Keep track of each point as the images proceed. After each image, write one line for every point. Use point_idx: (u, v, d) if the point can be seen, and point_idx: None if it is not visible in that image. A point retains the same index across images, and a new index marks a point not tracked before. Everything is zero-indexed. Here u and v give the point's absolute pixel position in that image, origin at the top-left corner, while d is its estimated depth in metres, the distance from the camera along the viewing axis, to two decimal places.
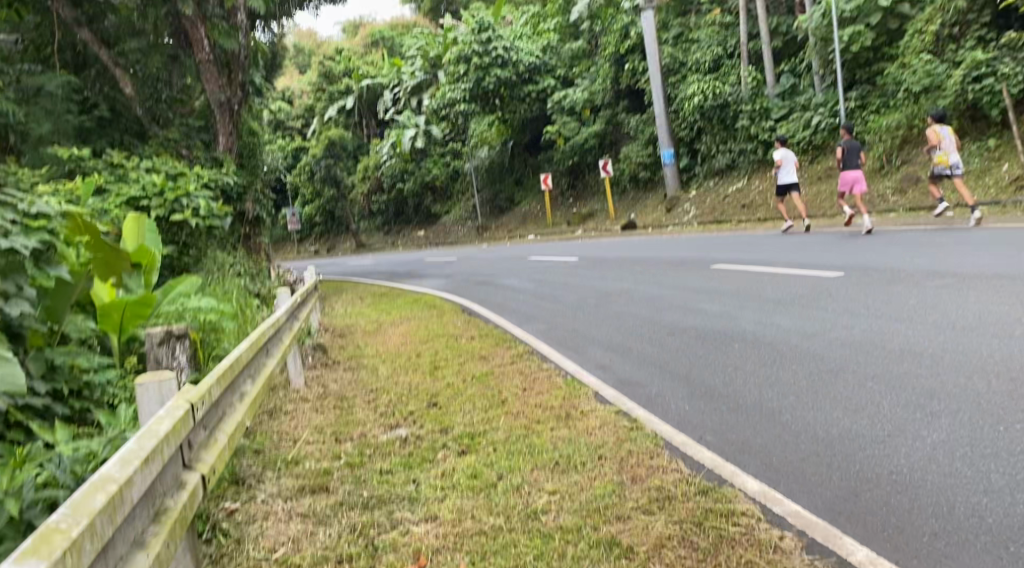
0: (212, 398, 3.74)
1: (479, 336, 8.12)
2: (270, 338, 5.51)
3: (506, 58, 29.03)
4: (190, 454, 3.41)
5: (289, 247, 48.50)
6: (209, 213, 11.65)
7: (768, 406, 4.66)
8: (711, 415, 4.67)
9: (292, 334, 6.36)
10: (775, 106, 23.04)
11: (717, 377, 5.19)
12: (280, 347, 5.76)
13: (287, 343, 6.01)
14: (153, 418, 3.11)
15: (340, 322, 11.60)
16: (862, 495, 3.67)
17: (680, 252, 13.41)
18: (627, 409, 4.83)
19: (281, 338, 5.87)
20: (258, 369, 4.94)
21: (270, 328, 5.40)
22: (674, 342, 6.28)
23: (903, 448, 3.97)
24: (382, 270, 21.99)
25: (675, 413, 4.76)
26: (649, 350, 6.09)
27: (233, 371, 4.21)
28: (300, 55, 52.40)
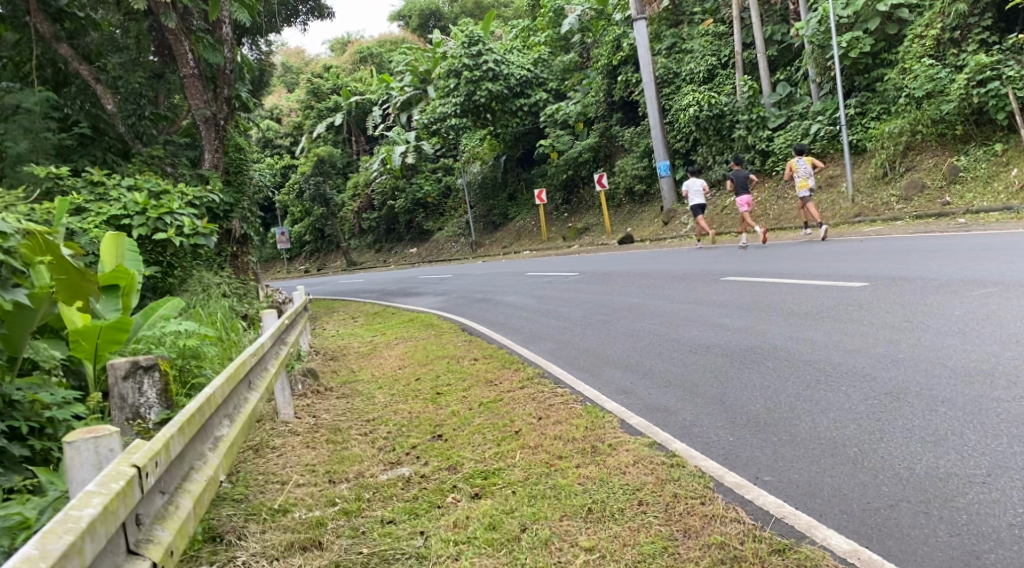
0: (169, 456, 3.33)
1: (481, 357, 7.58)
2: (253, 368, 4.95)
3: (497, 71, 28.40)
4: (134, 537, 3.03)
5: (278, 267, 47.79)
6: (194, 230, 11.08)
7: (829, 437, 4.13)
8: (765, 448, 4.12)
9: (279, 360, 5.79)
10: (772, 115, 22.62)
11: (761, 402, 4.64)
12: (264, 378, 5.19)
13: (271, 371, 5.44)
14: (71, 507, 2.75)
15: (333, 343, 11.05)
16: (976, 556, 3.16)
17: (686, 265, 12.96)
18: (663, 442, 4.27)
19: (264, 366, 5.31)
20: (235, 405, 4.42)
21: (251, 357, 4.84)
22: (699, 361, 5.73)
23: (1011, 493, 3.46)
24: (374, 288, 21.46)
25: (721, 446, 4.21)
26: (677, 370, 5.55)
27: (201, 415, 3.71)
28: (288, 74, 51.95)
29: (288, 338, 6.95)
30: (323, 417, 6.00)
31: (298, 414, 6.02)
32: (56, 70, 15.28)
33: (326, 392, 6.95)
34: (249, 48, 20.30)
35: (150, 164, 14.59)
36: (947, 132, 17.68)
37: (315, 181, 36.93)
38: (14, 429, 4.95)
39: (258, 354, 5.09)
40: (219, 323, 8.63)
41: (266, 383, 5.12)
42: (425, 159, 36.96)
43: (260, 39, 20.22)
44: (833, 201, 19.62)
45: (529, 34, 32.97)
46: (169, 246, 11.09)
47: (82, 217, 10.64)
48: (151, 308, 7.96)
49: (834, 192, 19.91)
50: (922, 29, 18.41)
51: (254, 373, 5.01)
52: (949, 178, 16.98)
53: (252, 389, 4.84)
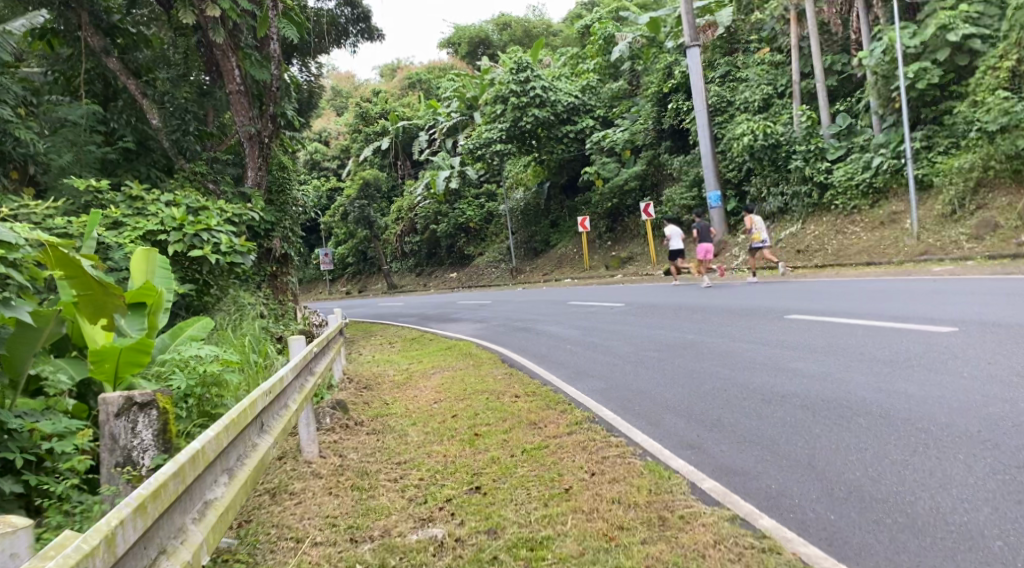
0: (117, 551, 2.87)
1: (525, 394, 6.98)
2: (267, 407, 4.42)
3: (544, 97, 28.03)
4: None
5: (319, 289, 47.74)
6: (231, 248, 10.66)
7: (954, 525, 3.50)
8: (873, 535, 3.52)
9: (303, 393, 5.27)
10: (830, 147, 21.94)
11: (860, 472, 4.02)
12: (282, 418, 4.66)
13: (291, 407, 4.90)
14: None
15: (369, 369, 10.53)
16: None
17: (741, 299, 12.30)
18: (749, 520, 3.68)
19: (283, 402, 4.78)
20: (240, 455, 3.90)
21: (263, 397, 4.30)
22: (776, 413, 5.11)
23: None
24: (414, 312, 21.00)
25: (820, 530, 3.60)
26: (750, 423, 4.91)
27: (178, 492, 3.24)
28: (338, 98, 52.22)
29: (318, 367, 6.39)
30: (350, 457, 5.44)
31: (323, 452, 5.49)
32: (106, 85, 15.16)
33: (358, 426, 6.39)
34: (299, 69, 20.11)
35: (193, 181, 14.30)
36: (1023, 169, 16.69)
37: (360, 204, 36.74)
38: (9, 462, 4.50)
39: (275, 390, 4.55)
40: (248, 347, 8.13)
41: (283, 424, 4.58)
42: (468, 184, 36.66)
43: (311, 59, 20.05)
44: (895, 237, 18.74)
45: (578, 61, 32.63)
46: (205, 263, 10.69)
47: (119, 232, 10.23)
48: (179, 328, 7.55)
49: (896, 229, 19.05)
50: (995, 60, 17.61)
51: (270, 413, 4.48)
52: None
53: (265, 432, 4.32)
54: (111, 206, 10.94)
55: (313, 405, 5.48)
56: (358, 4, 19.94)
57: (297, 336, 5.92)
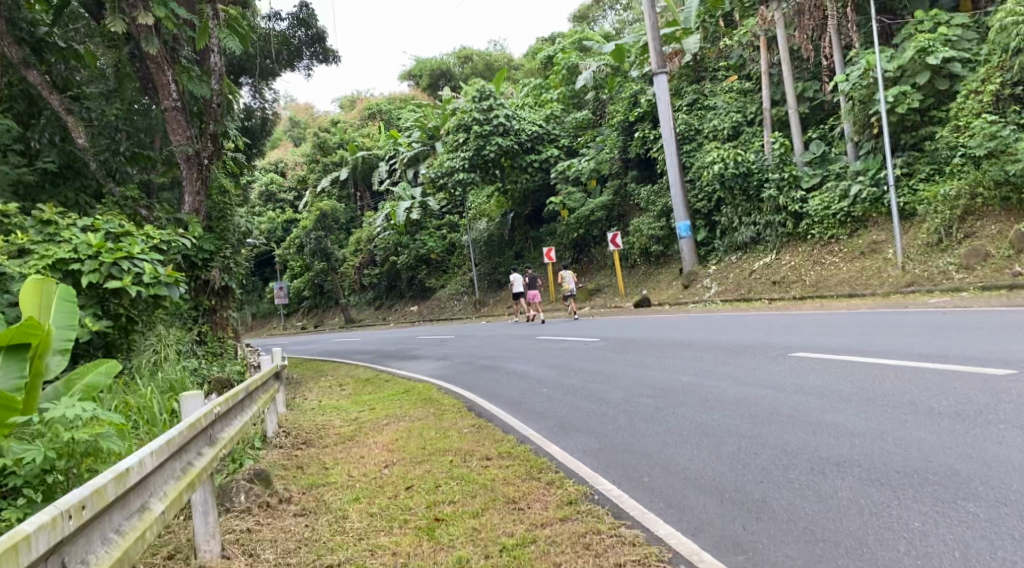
0: None
1: (498, 456, 5.66)
2: (69, 541, 3.06)
3: (507, 126, 26.94)
4: None
5: (273, 323, 45.76)
6: (154, 279, 8.64)
7: None
8: None
9: (185, 480, 3.92)
10: (805, 175, 21.01)
11: None
12: (113, 544, 3.29)
13: (146, 517, 3.53)
14: None
15: (308, 418, 9.07)
16: None
17: (732, 334, 11.11)
18: None
19: (123, 514, 3.41)
20: None
21: (48, 532, 2.95)
22: (840, 490, 3.93)
23: None
24: (369, 349, 19.46)
25: None
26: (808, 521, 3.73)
27: None
28: (294, 128, 50.60)
29: (230, 429, 4.95)
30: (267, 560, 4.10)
31: (227, 550, 4.18)
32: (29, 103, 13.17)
33: (286, 504, 5.00)
34: (250, 96, 18.59)
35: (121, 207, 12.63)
36: (1011, 196, 15.91)
37: (315, 235, 35.07)
38: None
39: (95, 503, 3.18)
40: (147, 409, 6.44)
41: (108, 556, 3.21)
42: (430, 215, 35.44)
43: (262, 84, 18.50)
44: (878, 267, 17.81)
45: (541, 91, 31.63)
46: (124, 297, 8.68)
47: (22, 262, 8.33)
48: (78, 371, 6.09)
49: (878, 259, 18.14)
50: (977, 84, 16.95)
51: (79, 546, 3.12)
52: (1016, 247, 15.16)
53: None
54: (13, 231, 9.06)
55: (213, 484, 4.17)
56: (311, 24, 18.26)
57: (191, 395, 4.50)
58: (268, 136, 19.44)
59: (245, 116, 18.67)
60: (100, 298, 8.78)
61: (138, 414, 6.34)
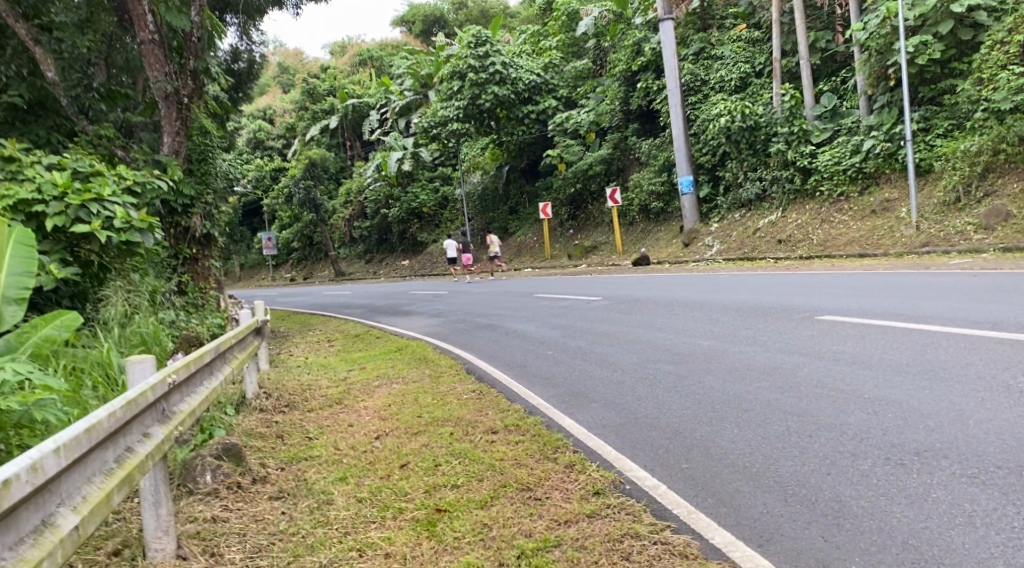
0: None
1: (503, 430, 5.00)
2: None
3: (504, 74, 25.83)
4: None
5: (260, 275, 44.89)
6: (127, 224, 7.49)
7: None
8: None
9: (111, 478, 3.17)
10: (815, 129, 20.17)
11: None
12: None
13: (47, 539, 2.80)
14: None
15: (294, 377, 8.37)
16: None
17: (747, 295, 10.41)
18: None
19: (8, 541, 2.69)
20: None
21: None
22: (921, 506, 3.27)
23: None
24: (360, 303, 18.71)
25: None
26: (903, 536, 3.12)
27: None
28: (284, 74, 49.04)
29: (190, 398, 4.19)
30: (232, 562, 3.48)
31: (184, 549, 3.57)
32: None
33: (261, 485, 4.32)
34: (236, 37, 17.00)
35: (95, 147, 11.49)
36: None
37: (305, 184, 34.18)
38: None
39: None
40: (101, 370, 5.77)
41: None
42: (422, 166, 34.53)
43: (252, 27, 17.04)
44: (890, 227, 17.05)
45: (538, 39, 30.40)
46: (93, 242, 7.60)
47: None
48: (33, 323, 5.34)
49: (889, 219, 17.38)
50: (1004, 34, 16.09)
51: None
52: None
53: None
54: None
55: (160, 473, 3.48)
56: None
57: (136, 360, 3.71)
58: (254, 79, 18.35)
59: (230, 58, 17.41)
60: (69, 243, 7.76)
61: (94, 377, 5.67)
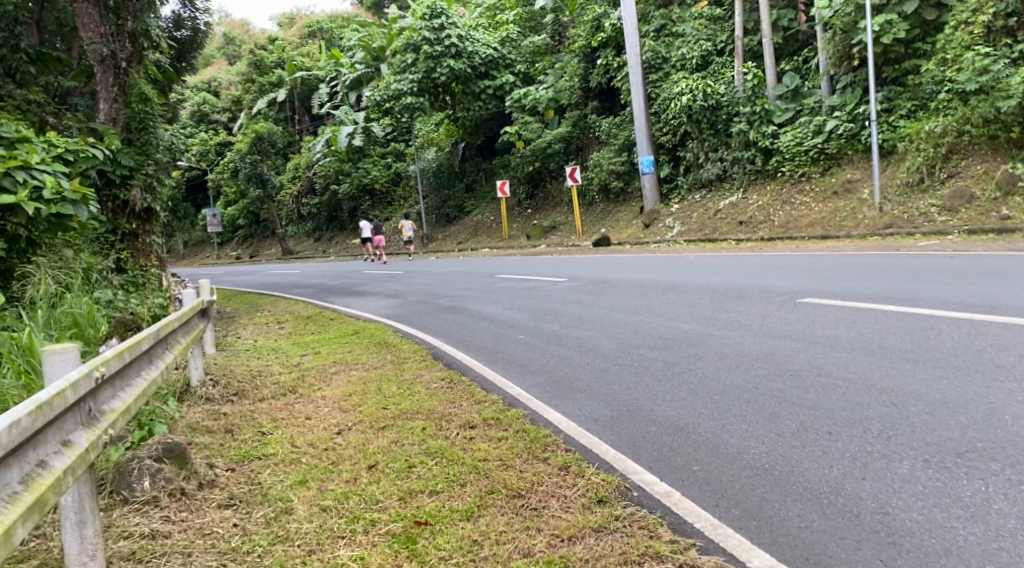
0: None
1: (483, 425, 4.53)
2: None
3: (461, 48, 25.18)
4: None
5: (206, 253, 43.52)
6: (58, 195, 6.59)
7: None
8: None
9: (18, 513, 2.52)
10: (777, 109, 19.85)
11: None
12: None
13: None
14: None
15: (242, 363, 7.74)
16: None
17: (720, 277, 10.04)
18: None
19: None
20: None
21: None
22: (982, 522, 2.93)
23: None
24: (312, 282, 17.96)
25: None
26: (976, 560, 2.76)
27: None
28: (230, 44, 47.33)
29: (121, 400, 3.57)
30: None
31: None
32: None
33: (209, 490, 3.79)
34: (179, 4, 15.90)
35: (24, 112, 10.27)
36: (1000, 135, 15.08)
37: (253, 159, 33.12)
38: None
39: None
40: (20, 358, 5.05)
41: None
42: (375, 143, 33.62)
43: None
44: (853, 209, 16.87)
45: (495, 13, 29.62)
46: (21, 215, 6.67)
47: None
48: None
49: (852, 200, 17.20)
50: (969, 14, 15.96)
51: None
52: (1003, 189, 14.42)
53: None
54: None
55: (87, 483, 3.04)
56: None
57: (54, 349, 3.07)
58: (198, 47, 17.29)
59: (173, 26, 16.40)
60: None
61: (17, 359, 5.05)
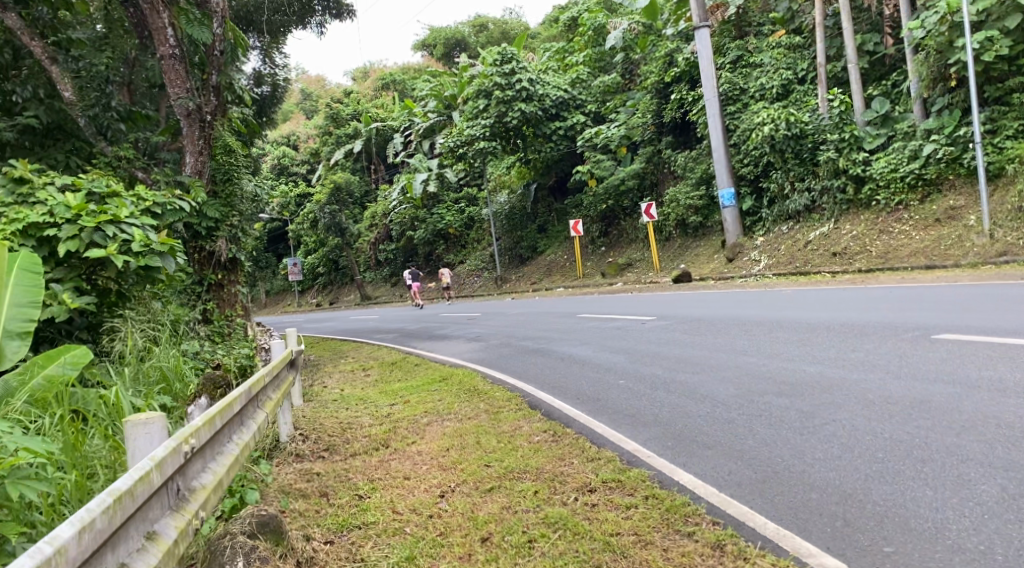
0: None
1: (603, 489, 4.03)
2: None
3: (531, 90, 25.00)
4: None
5: (285, 301, 44.20)
6: (147, 248, 6.34)
7: None
8: None
9: None
10: (868, 135, 18.91)
11: None
12: None
13: None
14: None
15: (329, 415, 7.39)
16: None
17: (830, 312, 9.32)
18: None
19: None
20: None
21: None
22: None
23: None
24: (392, 327, 17.79)
25: None
26: None
27: None
28: (306, 100, 48.45)
29: (204, 480, 3.27)
30: None
31: None
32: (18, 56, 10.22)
33: None
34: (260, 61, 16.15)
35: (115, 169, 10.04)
36: None
37: (330, 209, 33.65)
38: None
39: None
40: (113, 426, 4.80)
41: None
42: (448, 188, 33.66)
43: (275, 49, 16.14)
44: (959, 236, 15.87)
45: (564, 55, 29.42)
46: (112, 269, 6.45)
47: None
48: (37, 362, 4.72)
49: (956, 227, 16.19)
50: None
51: None
52: None
53: None
54: None
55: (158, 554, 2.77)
56: None
57: (138, 424, 3.03)
58: (277, 103, 17.38)
59: (254, 83, 16.57)
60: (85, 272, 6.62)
61: (106, 417, 4.76)
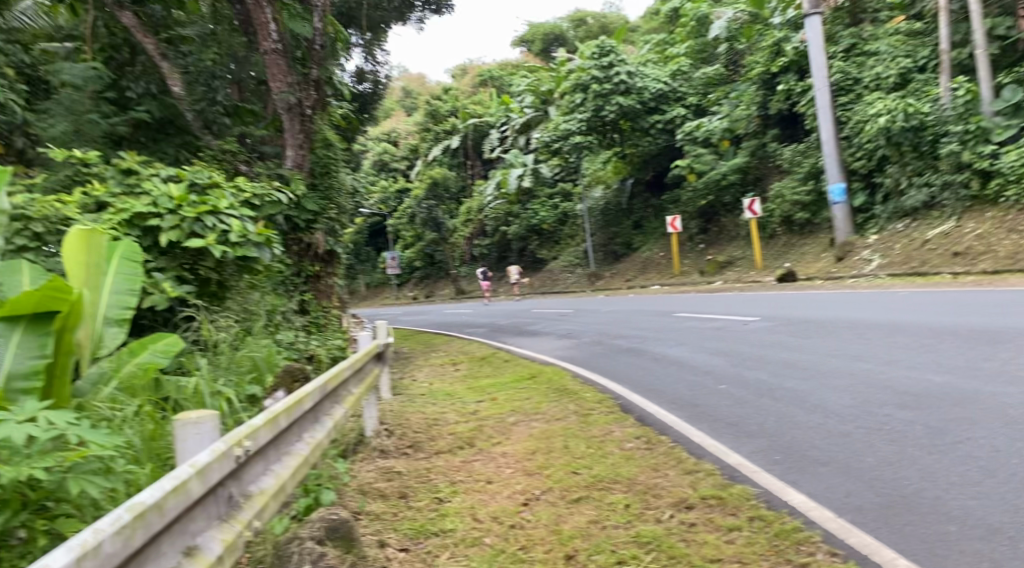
0: None
1: (703, 506, 3.67)
2: None
3: (630, 84, 24.55)
4: None
5: (383, 294, 44.94)
6: (243, 238, 6.28)
7: None
8: None
9: None
10: (996, 127, 17.49)
11: None
12: None
13: None
14: None
15: (415, 411, 7.20)
16: None
17: (955, 317, 8.52)
18: None
19: None
20: None
21: None
22: None
23: None
24: (485, 322, 17.65)
25: None
26: None
27: None
28: (408, 98, 49.12)
29: (256, 487, 3.07)
30: None
31: None
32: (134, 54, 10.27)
33: None
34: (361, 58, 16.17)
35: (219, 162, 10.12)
36: None
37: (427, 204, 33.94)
38: None
39: None
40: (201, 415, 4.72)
41: None
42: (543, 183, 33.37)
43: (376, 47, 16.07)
44: None
45: (665, 47, 28.63)
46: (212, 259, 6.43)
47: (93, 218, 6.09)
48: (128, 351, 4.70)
49: None
50: None
51: None
52: None
53: None
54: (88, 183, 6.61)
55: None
56: None
57: (186, 422, 2.84)
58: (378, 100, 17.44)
59: (355, 79, 16.65)
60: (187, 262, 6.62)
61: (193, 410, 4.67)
